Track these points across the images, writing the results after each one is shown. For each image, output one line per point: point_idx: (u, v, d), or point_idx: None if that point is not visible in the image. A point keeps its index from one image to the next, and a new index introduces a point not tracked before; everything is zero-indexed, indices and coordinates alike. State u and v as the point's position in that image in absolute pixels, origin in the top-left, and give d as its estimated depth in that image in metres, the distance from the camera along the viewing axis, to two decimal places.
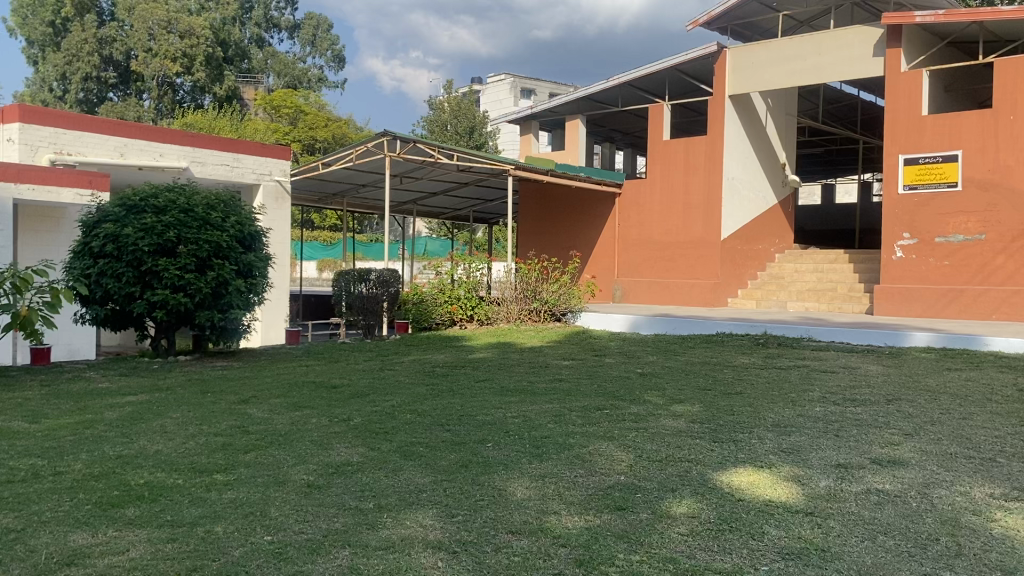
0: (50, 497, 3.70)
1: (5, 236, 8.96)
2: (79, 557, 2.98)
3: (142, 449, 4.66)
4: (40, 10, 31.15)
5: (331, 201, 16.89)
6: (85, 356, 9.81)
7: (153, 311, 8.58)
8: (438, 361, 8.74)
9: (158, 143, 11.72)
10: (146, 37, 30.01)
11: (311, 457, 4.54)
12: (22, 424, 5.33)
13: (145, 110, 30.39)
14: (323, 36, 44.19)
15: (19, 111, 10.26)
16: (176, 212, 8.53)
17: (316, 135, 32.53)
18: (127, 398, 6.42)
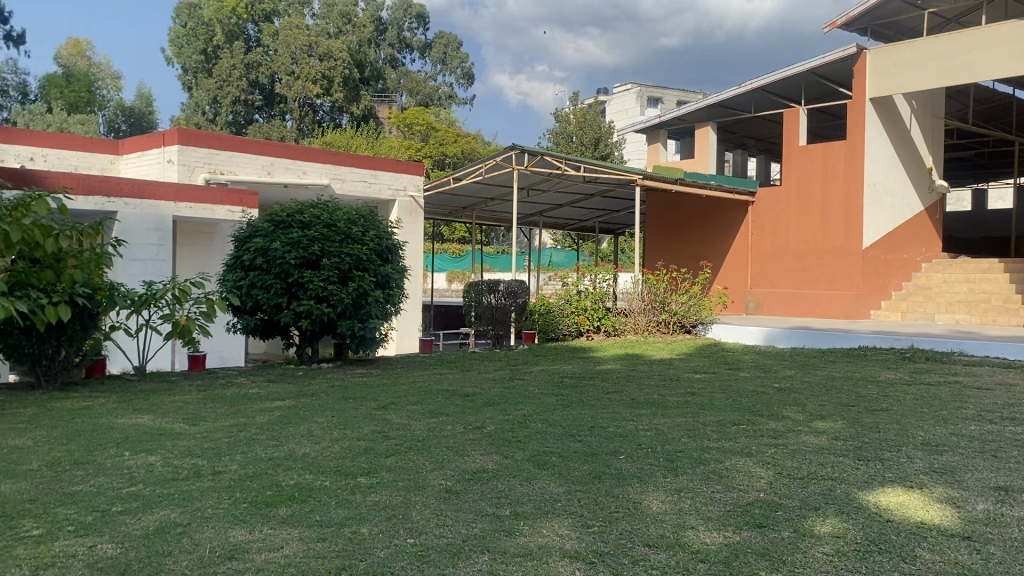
0: (211, 495, 3.96)
1: (166, 250, 9.58)
2: (238, 552, 3.17)
3: (291, 451, 4.92)
4: (194, 40, 33.36)
5: (461, 215, 17.25)
6: (235, 362, 10.42)
7: (299, 320, 9.03)
8: (568, 372, 8.77)
9: (302, 162, 12.34)
10: (289, 61, 31.65)
11: (448, 462, 4.67)
12: (183, 426, 5.71)
13: (288, 131, 32.00)
14: (453, 54, 45.29)
15: (178, 134, 11.03)
16: (320, 227, 8.94)
17: (447, 150, 33.32)
18: (275, 403, 6.77)
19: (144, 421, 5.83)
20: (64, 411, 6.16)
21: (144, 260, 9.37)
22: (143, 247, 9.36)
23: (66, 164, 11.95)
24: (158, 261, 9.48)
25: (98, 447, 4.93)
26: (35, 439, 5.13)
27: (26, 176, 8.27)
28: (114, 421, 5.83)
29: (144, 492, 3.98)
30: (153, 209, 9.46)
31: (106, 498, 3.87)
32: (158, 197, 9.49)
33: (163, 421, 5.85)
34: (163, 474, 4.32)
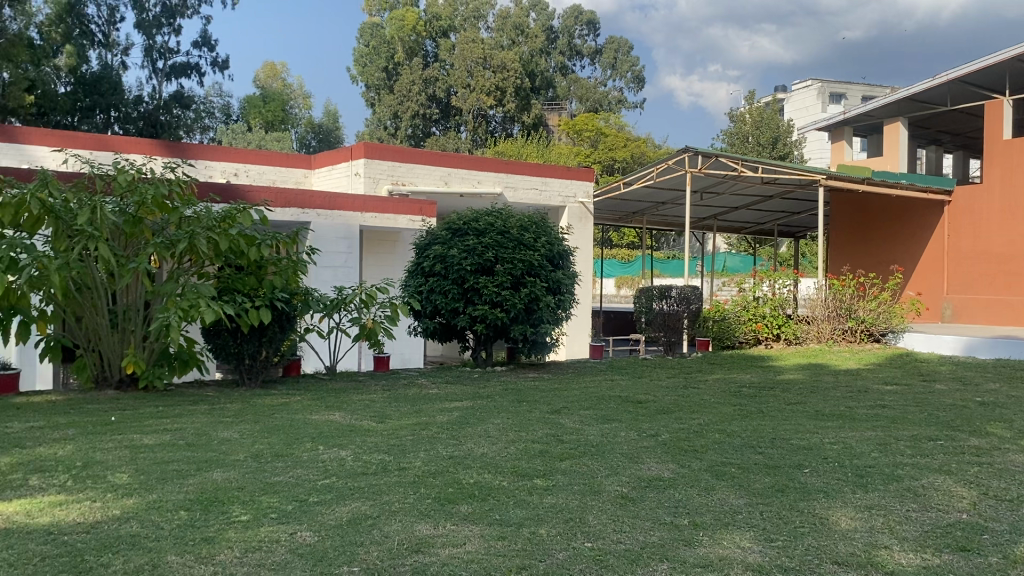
0: (398, 489, 4.15)
1: (353, 258, 10.14)
2: (424, 545, 3.31)
3: (470, 451, 5.07)
4: (377, 58, 35.10)
5: (632, 219, 17.15)
6: (415, 364, 10.87)
7: (475, 325, 9.28)
8: (746, 382, 8.50)
9: (476, 171, 12.71)
10: (465, 74, 32.68)
11: (624, 469, 4.64)
12: (370, 423, 6.02)
13: (463, 141, 33.00)
14: (623, 59, 45.14)
15: (364, 148, 11.66)
16: (494, 234, 9.15)
17: (616, 155, 33.21)
18: (454, 404, 7.00)
19: (336, 418, 6.20)
20: (265, 407, 6.66)
21: (334, 267, 9.98)
22: (333, 255, 9.95)
23: (264, 179, 12.90)
24: (347, 268, 10.07)
25: (295, 441, 5.28)
26: (241, 432, 5.58)
27: (231, 190, 8.98)
28: (309, 417, 6.23)
29: (337, 484, 4.24)
30: (341, 219, 10.00)
31: (304, 488, 4.14)
32: (347, 208, 10.05)
33: (353, 418, 6.20)
34: (353, 468, 4.58)
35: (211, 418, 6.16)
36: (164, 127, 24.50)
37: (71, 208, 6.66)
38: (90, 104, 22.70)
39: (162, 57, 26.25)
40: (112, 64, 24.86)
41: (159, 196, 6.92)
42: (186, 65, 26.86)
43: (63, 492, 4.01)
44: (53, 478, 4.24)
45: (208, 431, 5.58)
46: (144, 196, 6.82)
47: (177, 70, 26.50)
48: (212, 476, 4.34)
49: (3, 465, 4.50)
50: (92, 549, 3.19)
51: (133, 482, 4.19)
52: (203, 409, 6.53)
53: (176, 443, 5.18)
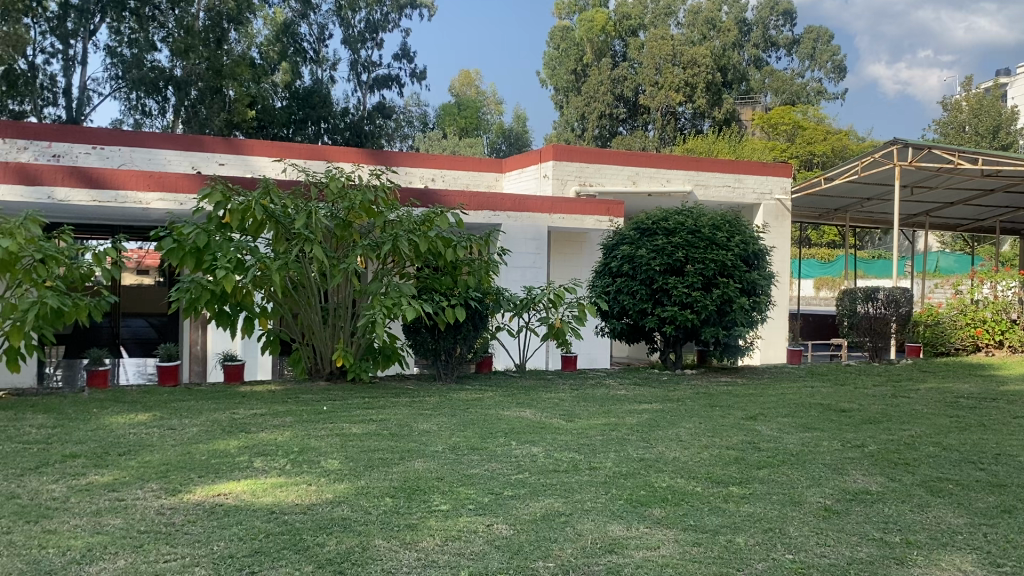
0: (590, 489, 4.17)
1: (541, 259, 10.28)
2: (618, 546, 3.31)
3: (662, 454, 5.01)
4: (566, 60, 35.48)
5: (833, 217, 16.27)
6: (601, 364, 10.87)
7: (663, 326, 9.15)
8: (964, 392, 7.83)
9: (666, 170, 12.56)
10: (653, 72, 32.38)
11: (827, 480, 4.42)
12: (561, 421, 6.10)
13: (651, 140, 32.60)
14: (823, 48, 43.02)
15: (554, 150, 11.85)
16: (685, 233, 8.97)
17: (815, 149, 31.61)
18: (644, 406, 6.94)
19: (527, 415, 6.33)
20: (461, 402, 6.91)
21: (523, 267, 10.19)
22: (522, 257, 10.16)
23: (458, 184, 13.37)
24: (535, 269, 10.25)
25: (490, 435, 5.43)
26: (439, 424, 5.82)
27: (429, 195, 9.39)
28: (502, 413, 6.39)
29: (530, 480, 4.32)
30: (531, 221, 10.18)
31: (498, 482, 4.26)
32: (537, 210, 10.22)
33: (543, 416, 6.31)
34: (545, 465, 4.64)
35: (411, 410, 6.47)
36: (367, 135, 25.92)
37: (290, 213, 7.22)
38: (302, 116, 24.40)
39: (366, 70, 27.84)
40: (322, 78, 26.66)
41: (366, 202, 7.35)
42: (387, 77, 28.35)
43: (284, 475, 4.35)
44: (275, 462, 4.61)
45: (408, 423, 5.87)
46: (354, 201, 7.28)
47: (380, 82, 28.02)
48: (414, 465, 4.56)
49: (232, 448, 4.96)
50: (308, 529, 3.43)
51: (343, 468, 4.48)
52: (403, 402, 6.87)
53: (380, 433, 5.48)
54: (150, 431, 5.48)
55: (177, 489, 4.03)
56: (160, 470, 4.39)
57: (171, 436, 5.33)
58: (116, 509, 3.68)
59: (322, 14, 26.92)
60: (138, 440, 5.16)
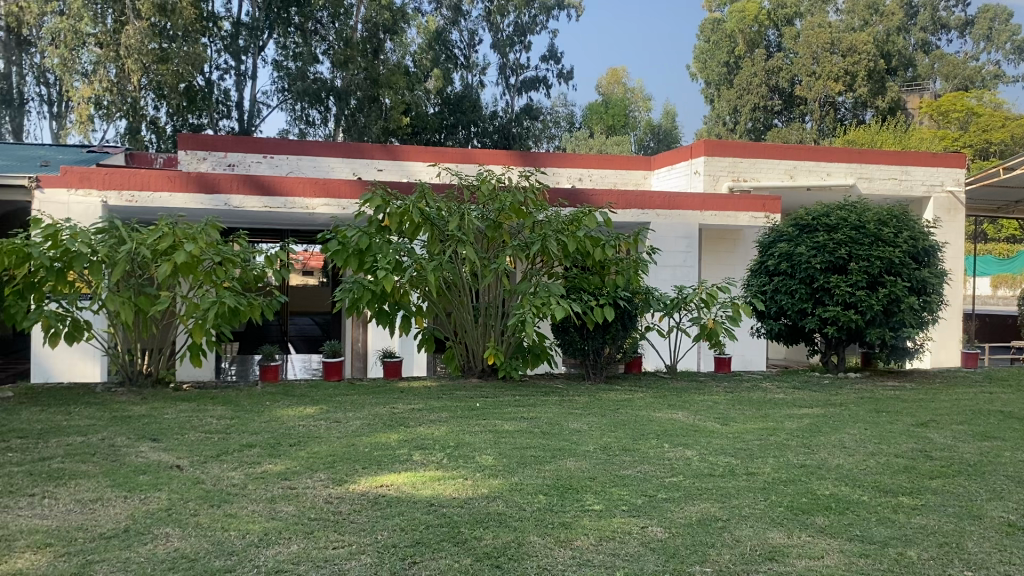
0: (747, 494, 4.05)
1: (692, 256, 10.05)
2: (779, 554, 3.20)
3: (824, 461, 4.79)
4: (717, 53, 34.63)
5: (1014, 210, 15.05)
6: (757, 366, 10.53)
7: (824, 327, 8.75)
8: None
9: (825, 163, 12.06)
10: (810, 62, 31.06)
11: (1009, 494, 4.09)
12: (715, 424, 5.96)
13: (808, 133, 31.29)
14: (1000, 28, 39.97)
15: (705, 146, 11.61)
16: (848, 229, 8.56)
17: (991, 137, 29.29)
18: (804, 410, 6.67)
19: (680, 417, 6.22)
20: (611, 403, 6.87)
21: (674, 266, 10.02)
22: (673, 255, 10.00)
23: (607, 182, 13.33)
24: (685, 268, 10.05)
25: (642, 437, 5.39)
26: (590, 424, 5.82)
27: (577, 195, 9.42)
28: (654, 414, 6.31)
29: (684, 483, 4.25)
30: (682, 218, 10.00)
31: (652, 484, 4.21)
32: (688, 208, 10.03)
33: (696, 418, 6.18)
34: (700, 468, 4.55)
35: (562, 409, 6.51)
36: (515, 137, 26.29)
37: (443, 216, 7.43)
38: (453, 121, 25.04)
39: (514, 73, 28.24)
40: (472, 83, 27.24)
41: (517, 203, 7.46)
42: (535, 79, 28.63)
43: (441, 468, 4.48)
44: (432, 456, 4.76)
45: (560, 422, 5.90)
46: (504, 202, 7.41)
47: (527, 84, 28.34)
48: (566, 464, 4.58)
49: (392, 441, 5.15)
50: (466, 523, 3.52)
51: (497, 464, 4.56)
52: (554, 400, 6.92)
53: (533, 431, 5.54)
54: (317, 423, 5.78)
55: (343, 479, 4.24)
56: (327, 461, 4.63)
57: (335, 429, 5.61)
58: (288, 497, 3.91)
59: (472, 20, 27.56)
60: (306, 432, 5.46)
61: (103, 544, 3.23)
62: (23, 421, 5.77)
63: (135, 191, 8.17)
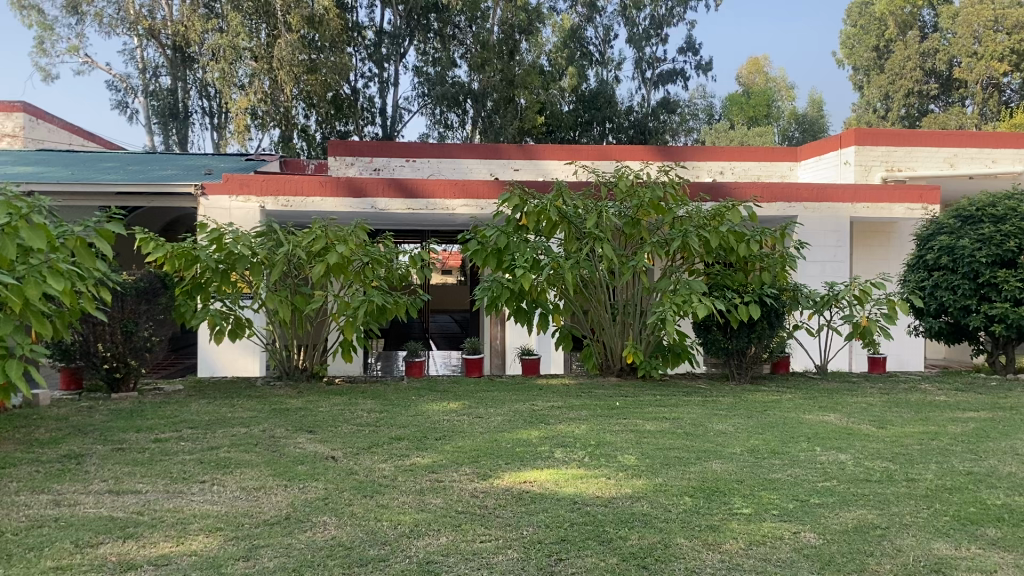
0: (908, 502, 3.84)
1: (844, 251, 9.62)
2: (946, 566, 3.01)
3: (994, 468, 4.47)
4: (866, 37, 32.98)
5: None
6: (914, 367, 9.97)
7: (990, 326, 8.17)
8: None
9: (990, 149, 11.28)
10: (971, 42, 28.95)
11: None
12: (871, 427, 5.67)
13: (968, 117, 29.30)
14: None
15: (855, 135, 11.09)
16: (1017, 220, 7.96)
17: None
18: (969, 414, 6.25)
19: (832, 420, 5.96)
20: (758, 403, 6.67)
21: (823, 261, 9.62)
22: (822, 250, 9.61)
23: (750, 176, 12.94)
24: (836, 263, 9.62)
25: (792, 440, 5.19)
26: (736, 426, 5.67)
27: (719, 188, 9.18)
28: (803, 416, 6.08)
29: (839, 488, 4.07)
30: (831, 211, 9.58)
31: (804, 488, 4.06)
32: (839, 200, 9.59)
33: (850, 421, 5.90)
34: (855, 473, 4.35)
35: (706, 409, 6.37)
36: (652, 132, 25.97)
37: (580, 214, 7.43)
38: (589, 118, 25.04)
39: (650, 67, 27.89)
40: (608, 78, 27.09)
41: (656, 199, 7.37)
42: (672, 72, 28.18)
43: (584, 466, 4.48)
44: (573, 454, 4.76)
45: (704, 423, 5.77)
46: (643, 199, 7.33)
47: (664, 77, 27.93)
48: (712, 466, 4.49)
49: (534, 438, 5.20)
50: (611, 522, 3.50)
51: (640, 464, 4.52)
52: (697, 401, 6.79)
53: (676, 431, 5.46)
54: (461, 418, 5.91)
55: (488, 474, 4.31)
56: (471, 455, 4.72)
57: (479, 424, 5.72)
58: (436, 489, 4.02)
59: (607, 16, 27.42)
60: (451, 427, 5.60)
61: (266, 530, 3.42)
62: (192, 412, 6.19)
63: (290, 196, 8.60)
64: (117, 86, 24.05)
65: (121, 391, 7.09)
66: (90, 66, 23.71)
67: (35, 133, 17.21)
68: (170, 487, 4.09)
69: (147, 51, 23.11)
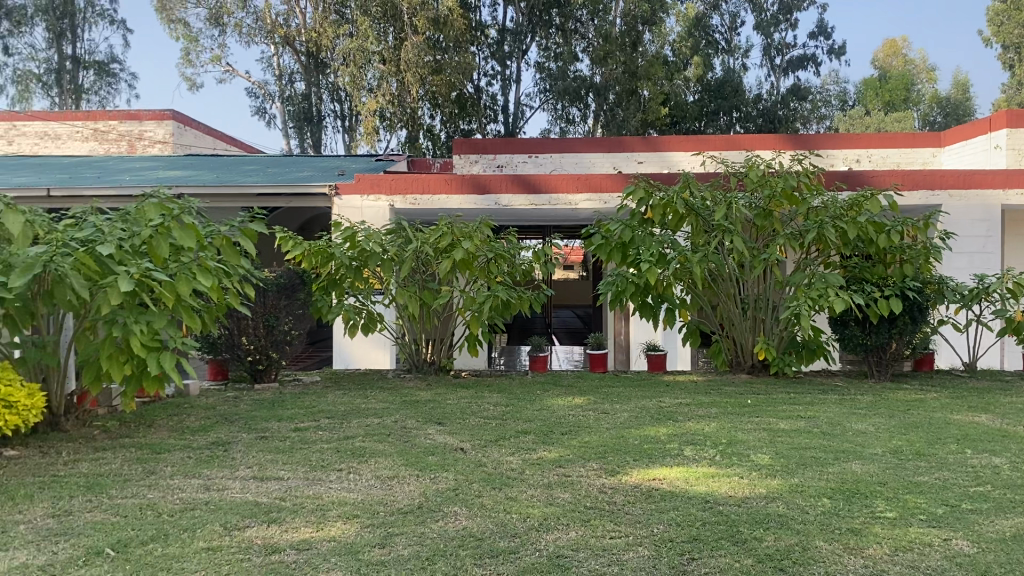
0: None
1: (995, 242, 8.97)
2: None
3: None
4: (1017, 11, 30.68)
5: None
6: None
7: None
8: None
9: None
10: None
11: None
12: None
13: None
14: None
15: (1007, 118, 10.36)
16: None
17: None
18: None
19: (983, 420, 5.60)
20: (900, 402, 6.33)
21: (970, 252, 8.99)
22: (970, 240, 9.01)
23: (889, 163, 12.31)
24: (985, 254, 8.96)
25: (939, 441, 4.90)
26: (877, 425, 5.40)
27: (856, 176, 8.77)
28: (951, 416, 5.74)
29: (994, 494, 3.80)
30: (980, 199, 8.97)
31: (954, 493, 3.82)
32: (989, 186, 8.96)
33: (1003, 422, 5.52)
34: (1011, 478, 4.06)
35: (843, 408, 6.09)
36: (782, 121, 25.08)
37: (709, 205, 7.25)
38: (715, 108, 24.47)
39: (780, 53, 26.97)
40: (734, 66, 26.38)
41: (789, 188, 7.10)
42: (802, 58, 27.16)
43: (715, 465, 4.37)
44: (704, 452, 4.66)
45: (842, 422, 5.53)
46: (774, 188, 7.08)
47: (795, 64, 26.96)
48: (851, 467, 4.29)
49: (662, 435, 5.11)
50: (745, 522, 3.40)
51: (775, 463, 4.38)
52: (834, 399, 6.52)
53: (811, 430, 5.25)
54: (587, 413, 5.89)
55: (616, 470, 4.28)
56: (599, 451, 4.70)
57: (605, 419, 5.68)
58: (565, 484, 4.02)
59: (733, 3, 26.70)
60: (577, 422, 5.59)
61: (400, 518, 3.51)
62: (329, 402, 6.44)
63: (417, 194, 8.82)
64: (256, 93, 25.27)
65: (263, 381, 7.44)
66: (231, 74, 25.02)
67: (183, 139, 18.38)
68: (309, 474, 4.27)
69: (283, 58, 24.19)
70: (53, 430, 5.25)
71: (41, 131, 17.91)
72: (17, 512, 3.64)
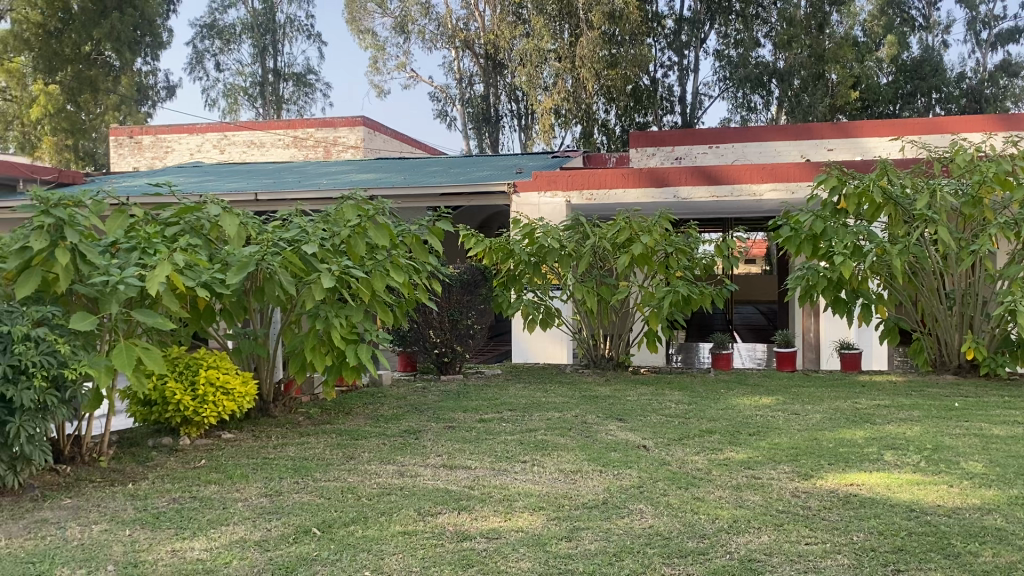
0: None
1: None
2: None
3: None
4: None
5: None
6: None
7: None
8: None
9: None
10: None
11: None
12: None
13: None
14: None
15: None
16: None
17: None
18: None
19: None
20: None
21: None
22: None
23: None
24: None
25: None
26: None
27: None
28: None
29: None
30: None
31: None
32: None
33: None
34: None
35: None
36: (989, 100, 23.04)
37: (909, 194, 6.79)
38: (911, 89, 22.86)
39: (987, 26, 24.83)
40: (933, 44, 24.57)
41: (1001, 173, 6.52)
42: (1014, 30, 24.85)
43: (920, 472, 4.08)
44: (907, 457, 4.36)
45: None
46: (985, 174, 6.53)
47: (1004, 37, 24.71)
48: None
49: (859, 438, 4.84)
50: (958, 535, 3.15)
51: (989, 473, 4.03)
52: None
53: None
54: (776, 414, 5.67)
55: (810, 474, 4.09)
56: (791, 453, 4.51)
57: (796, 420, 5.45)
58: (754, 486, 3.89)
59: None
60: (766, 423, 5.39)
61: (585, 513, 3.52)
62: (512, 396, 6.57)
63: (595, 189, 8.82)
64: (438, 97, 26.16)
65: (448, 373, 7.72)
66: (416, 79, 26.00)
67: (373, 143, 19.30)
68: (495, 465, 4.38)
69: (463, 61, 24.90)
70: (263, 416, 5.68)
71: (248, 140, 19.37)
72: (234, 490, 3.98)
